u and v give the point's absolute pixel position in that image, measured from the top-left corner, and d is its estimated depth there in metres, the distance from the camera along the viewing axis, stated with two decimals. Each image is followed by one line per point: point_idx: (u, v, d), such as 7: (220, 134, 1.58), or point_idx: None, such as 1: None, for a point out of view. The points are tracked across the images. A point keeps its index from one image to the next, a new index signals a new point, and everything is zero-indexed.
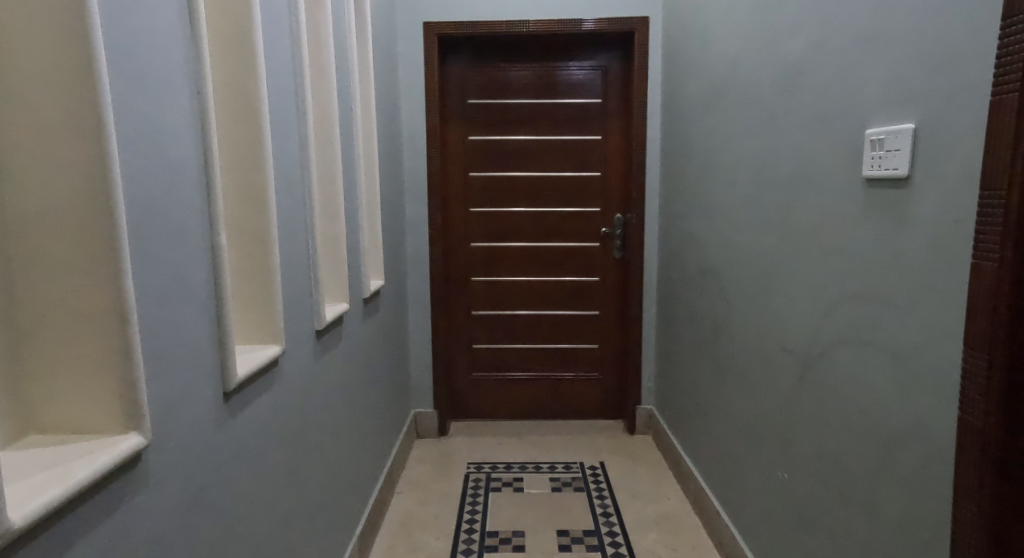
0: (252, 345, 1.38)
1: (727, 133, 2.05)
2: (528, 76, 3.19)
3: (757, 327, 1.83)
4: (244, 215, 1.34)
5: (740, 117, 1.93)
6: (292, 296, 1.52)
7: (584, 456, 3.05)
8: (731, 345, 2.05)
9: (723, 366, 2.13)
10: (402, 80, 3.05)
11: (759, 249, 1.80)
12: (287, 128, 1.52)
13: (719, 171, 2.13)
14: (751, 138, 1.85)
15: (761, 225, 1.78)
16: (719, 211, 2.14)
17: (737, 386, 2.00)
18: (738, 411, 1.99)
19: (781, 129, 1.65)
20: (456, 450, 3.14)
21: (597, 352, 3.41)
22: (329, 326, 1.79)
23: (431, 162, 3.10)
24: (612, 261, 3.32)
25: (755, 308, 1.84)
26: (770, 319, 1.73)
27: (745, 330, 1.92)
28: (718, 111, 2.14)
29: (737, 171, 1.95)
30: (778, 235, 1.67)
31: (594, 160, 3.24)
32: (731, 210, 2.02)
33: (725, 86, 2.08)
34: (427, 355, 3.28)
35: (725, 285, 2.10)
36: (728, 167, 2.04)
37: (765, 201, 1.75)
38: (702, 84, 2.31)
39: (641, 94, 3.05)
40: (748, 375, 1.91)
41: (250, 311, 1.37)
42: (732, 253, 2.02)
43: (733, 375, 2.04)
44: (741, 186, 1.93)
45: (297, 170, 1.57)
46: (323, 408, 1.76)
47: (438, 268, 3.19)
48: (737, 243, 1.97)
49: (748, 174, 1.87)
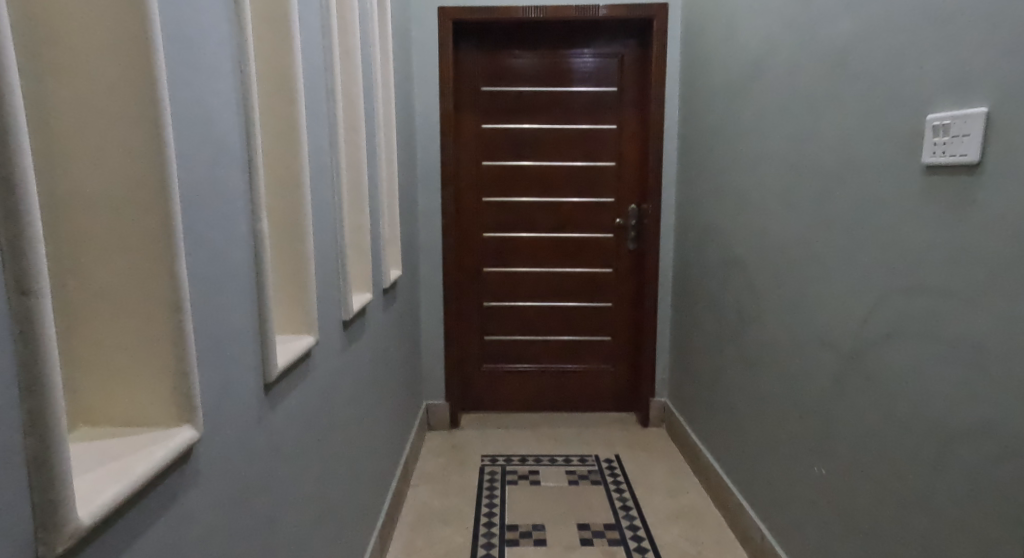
0: (285, 336, 1.34)
1: (757, 120, 2.02)
2: (543, 63, 3.14)
3: (791, 320, 1.80)
4: (277, 200, 1.30)
5: (773, 104, 1.90)
6: (323, 285, 1.48)
7: (598, 449, 3.02)
8: (759, 338, 2.03)
9: (750, 358, 2.11)
10: (416, 66, 2.99)
11: (794, 240, 1.77)
12: (318, 112, 1.47)
13: (748, 161, 2.10)
14: (785, 126, 1.82)
15: (796, 215, 1.75)
16: (747, 201, 2.11)
17: (766, 379, 1.98)
18: (768, 404, 1.97)
19: (822, 115, 1.61)
20: (469, 442, 3.10)
21: (610, 344, 3.38)
22: (355, 317, 1.75)
23: (444, 151, 3.05)
24: (626, 253, 3.29)
25: (788, 300, 1.81)
26: (807, 311, 1.70)
27: (776, 321, 1.90)
28: (747, 100, 2.10)
29: (769, 160, 1.92)
30: (816, 226, 1.64)
31: (609, 150, 3.20)
32: (761, 200, 1.99)
33: (755, 72, 2.04)
34: (439, 347, 3.23)
35: (753, 277, 2.07)
36: (758, 156, 2.01)
37: (800, 191, 1.73)
38: (728, 73, 2.28)
39: (659, 82, 3.00)
40: (779, 369, 1.88)
41: (281, 300, 1.33)
42: (762, 245, 1.99)
43: (762, 370, 2.01)
44: (773, 176, 1.90)
45: (327, 155, 1.52)
46: (349, 400, 1.72)
47: (450, 257, 3.14)
48: (769, 235, 1.94)
49: (781, 163, 1.84)
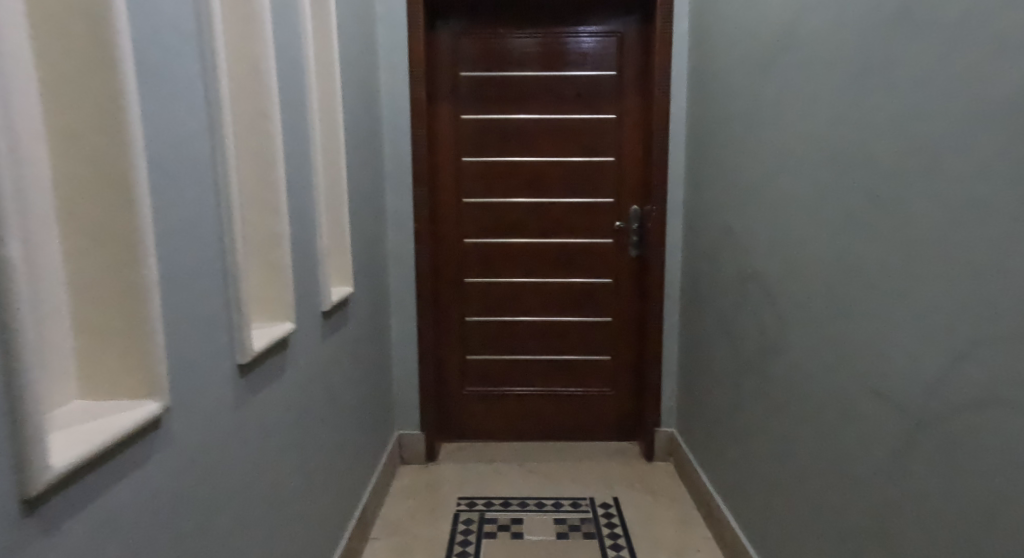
0: (117, 403, 0.95)
1: (791, 100, 1.61)
2: (530, 44, 2.73)
3: (835, 360, 1.40)
4: (102, 205, 0.92)
5: (815, 78, 1.49)
6: (187, 320, 1.08)
7: (595, 490, 2.60)
8: (790, 376, 1.62)
9: (777, 400, 1.70)
10: (381, 47, 2.59)
11: (845, 255, 1.36)
12: (181, 84, 1.08)
13: (777, 152, 1.69)
14: (832, 108, 1.41)
15: (851, 222, 1.34)
16: (774, 202, 1.70)
17: (799, 429, 1.57)
18: (802, 460, 1.57)
19: (892, 88, 1.20)
20: (445, 481, 2.69)
21: (609, 364, 2.96)
22: (262, 357, 1.36)
23: (416, 145, 2.64)
24: (627, 261, 2.88)
25: (833, 333, 1.40)
26: (864, 351, 1.29)
27: (812, 357, 1.50)
28: (776, 78, 1.70)
29: (807, 151, 1.52)
30: (878, 240, 1.24)
31: (607, 143, 2.79)
32: (795, 201, 1.58)
33: (788, 41, 1.65)
34: (413, 370, 2.83)
35: (782, 299, 1.67)
36: (792, 146, 1.61)
37: (855, 191, 1.32)
38: (752, 46, 1.89)
39: (665, 64, 2.57)
40: (818, 421, 1.48)
41: (114, 348, 0.95)
42: (796, 259, 1.58)
43: (793, 415, 1.61)
44: (813, 172, 1.49)
45: (201, 144, 1.14)
46: (252, 467, 1.32)
47: (425, 267, 2.73)
48: (806, 247, 1.53)
49: (826, 154, 1.44)
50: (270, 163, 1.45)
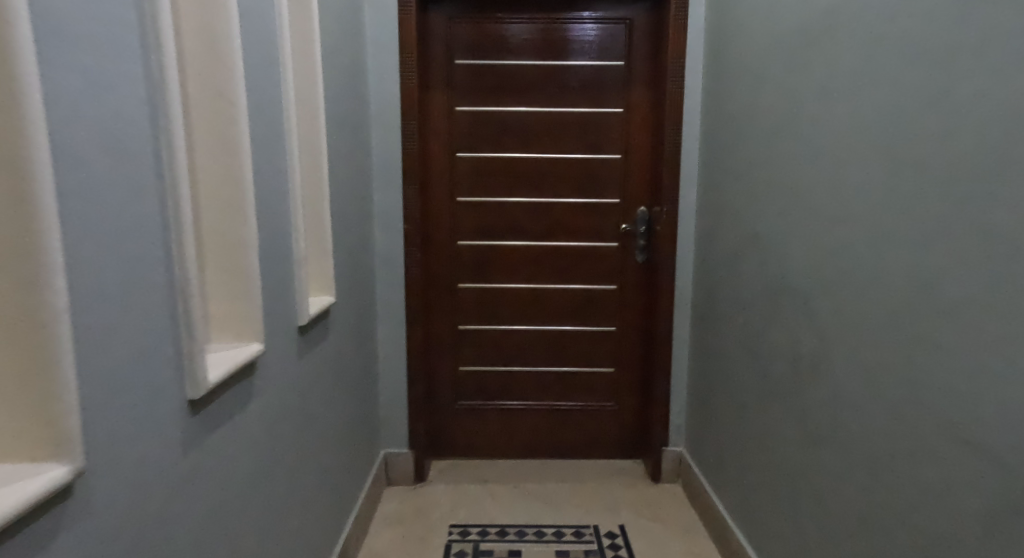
0: (16, 465, 0.74)
1: (851, 91, 1.41)
2: (532, 31, 2.51)
3: (914, 394, 1.20)
4: None
5: (887, 66, 1.29)
6: (115, 350, 0.86)
7: (599, 516, 2.39)
8: (843, 408, 1.44)
9: (824, 430, 1.52)
10: (369, 30, 2.36)
11: (933, 274, 1.16)
12: (110, 53, 0.85)
13: (830, 151, 1.49)
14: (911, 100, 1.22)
15: (941, 234, 1.14)
16: (825, 207, 1.51)
17: (855, 467, 1.40)
18: (864, 502, 1.37)
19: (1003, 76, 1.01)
20: (436, 505, 2.47)
21: (612, 377, 2.75)
22: (220, 389, 1.13)
23: (406, 139, 2.42)
24: (633, 266, 2.67)
25: (913, 363, 1.21)
26: (961, 389, 1.09)
27: (875, 387, 1.32)
28: (828, 65, 1.50)
29: (877, 151, 1.32)
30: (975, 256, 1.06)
31: (613, 139, 2.58)
32: (858, 208, 1.38)
33: (842, 23, 1.44)
34: (401, 382, 2.61)
35: (834, 318, 1.48)
36: (853, 145, 1.40)
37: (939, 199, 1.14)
38: (793, 31, 1.68)
39: (678, 53, 2.36)
40: (881, 460, 1.31)
41: (11, 392, 0.74)
42: (859, 276, 1.38)
43: (852, 449, 1.41)
44: (888, 177, 1.28)
45: (140, 129, 0.91)
46: (206, 523, 1.09)
47: (415, 271, 2.51)
48: (871, 262, 1.34)
49: (906, 157, 1.23)
50: (234, 155, 1.22)
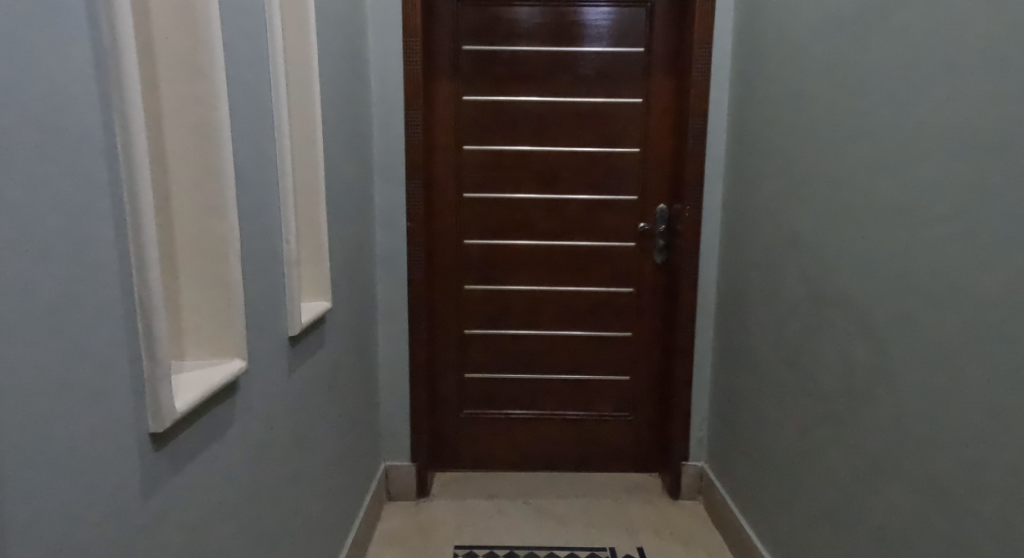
0: None
1: (921, 73, 1.23)
2: (545, 14, 2.33)
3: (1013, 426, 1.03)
4: None
5: (973, 43, 1.12)
6: (29, 379, 0.68)
7: (615, 537, 2.23)
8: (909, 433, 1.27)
9: (884, 458, 1.35)
10: (370, 12, 2.18)
11: None
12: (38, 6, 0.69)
13: (893, 142, 1.31)
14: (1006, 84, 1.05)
15: None
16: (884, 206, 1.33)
17: (925, 503, 1.22)
18: (933, 545, 1.20)
19: None
20: (439, 523, 2.31)
21: (628, 385, 2.59)
22: (190, 417, 0.97)
23: (410, 130, 2.24)
24: (651, 268, 2.50)
25: (1009, 392, 1.03)
26: None
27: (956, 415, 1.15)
28: (889, 46, 1.33)
29: (957, 143, 1.14)
30: None
31: (631, 131, 2.40)
32: (930, 208, 1.21)
33: None
34: (403, 390, 2.44)
35: (897, 331, 1.30)
36: (924, 134, 1.22)
37: None
38: (844, 9, 1.51)
39: (704, 39, 2.19)
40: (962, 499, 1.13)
41: None
42: (931, 284, 1.21)
43: (919, 481, 1.24)
44: (972, 172, 1.11)
45: (83, 108, 0.74)
46: None
47: (419, 272, 2.34)
48: (948, 270, 1.17)
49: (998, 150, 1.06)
50: (211, 141, 1.05)
